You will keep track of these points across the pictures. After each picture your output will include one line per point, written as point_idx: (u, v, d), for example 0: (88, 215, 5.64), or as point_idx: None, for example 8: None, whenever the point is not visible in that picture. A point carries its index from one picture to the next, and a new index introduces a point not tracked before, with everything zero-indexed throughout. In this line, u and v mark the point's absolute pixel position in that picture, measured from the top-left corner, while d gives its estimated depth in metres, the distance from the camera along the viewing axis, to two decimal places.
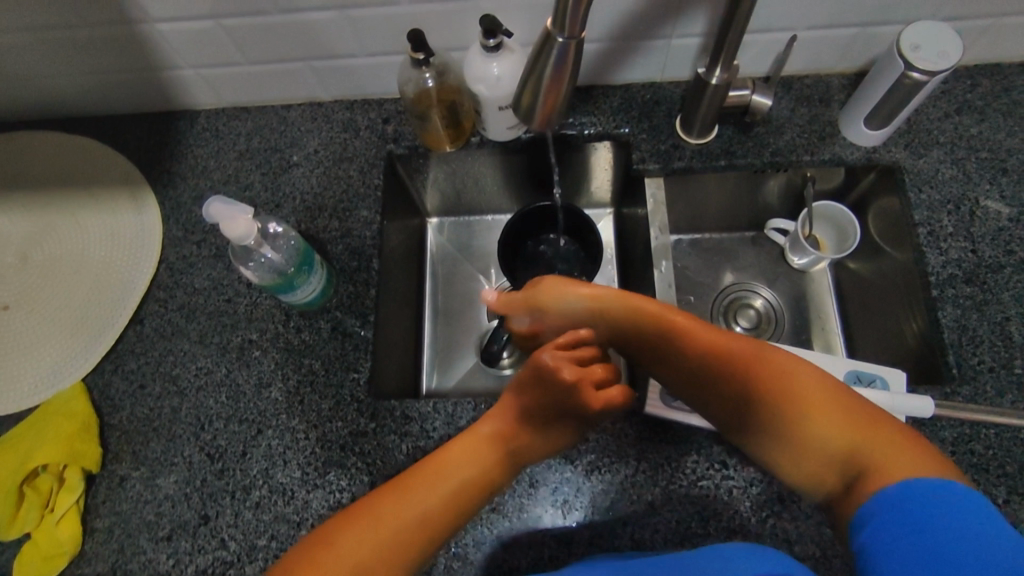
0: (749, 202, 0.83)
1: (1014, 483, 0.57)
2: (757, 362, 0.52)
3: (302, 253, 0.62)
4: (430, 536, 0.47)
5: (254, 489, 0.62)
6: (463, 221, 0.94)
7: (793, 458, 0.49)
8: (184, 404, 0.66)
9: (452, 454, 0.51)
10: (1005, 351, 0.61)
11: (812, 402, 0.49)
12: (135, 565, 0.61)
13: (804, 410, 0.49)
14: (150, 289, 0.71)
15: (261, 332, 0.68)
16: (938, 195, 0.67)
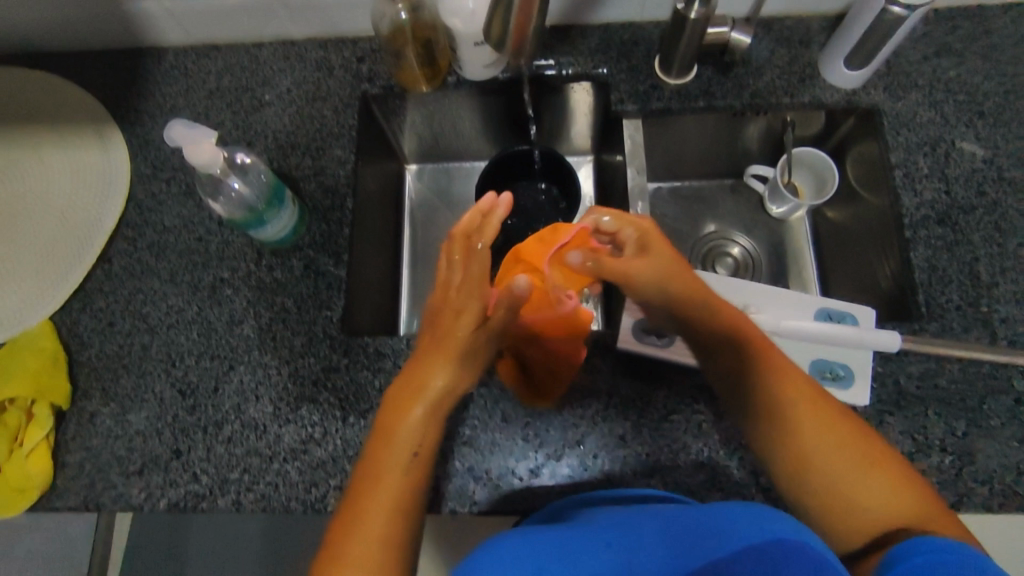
0: (729, 148, 0.83)
1: (974, 417, 0.58)
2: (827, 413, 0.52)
3: (273, 187, 0.61)
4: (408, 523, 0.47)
5: (226, 424, 0.62)
6: (443, 168, 0.93)
7: (808, 473, 0.50)
8: (154, 341, 0.65)
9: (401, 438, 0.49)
10: (972, 290, 0.62)
11: (845, 434, 0.51)
12: (107, 499, 0.61)
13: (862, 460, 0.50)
14: (119, 227, 0.70)
15: (232, 270, 0.67)
16: (915, 137, 0.67)
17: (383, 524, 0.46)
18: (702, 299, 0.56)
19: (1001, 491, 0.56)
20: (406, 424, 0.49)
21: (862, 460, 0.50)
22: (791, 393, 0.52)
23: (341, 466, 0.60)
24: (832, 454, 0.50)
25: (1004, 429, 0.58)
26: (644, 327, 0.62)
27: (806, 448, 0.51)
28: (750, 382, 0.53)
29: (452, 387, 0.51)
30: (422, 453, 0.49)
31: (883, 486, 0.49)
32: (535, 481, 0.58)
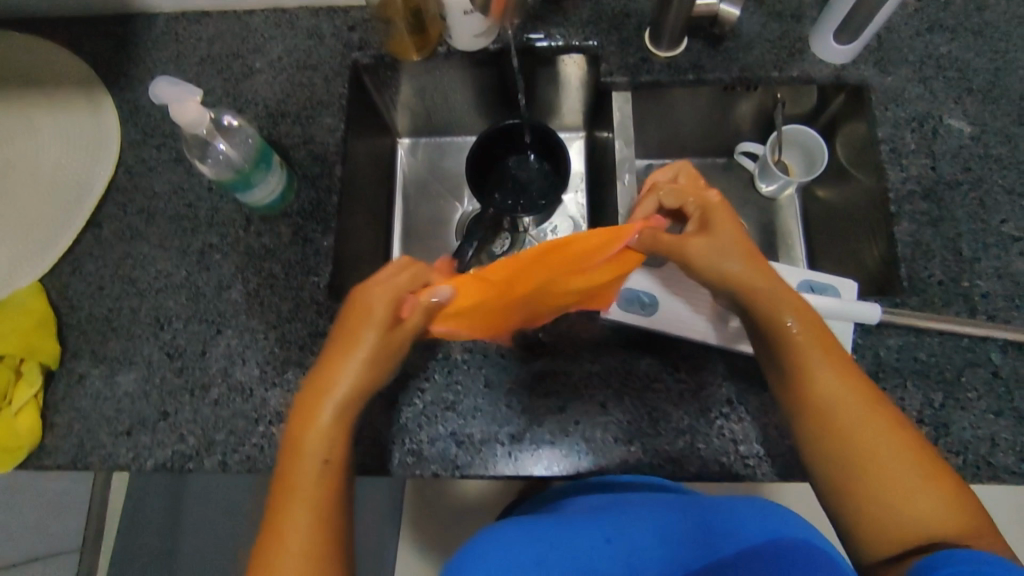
0: (720, 125, 0.83)
1: (951, 389, 0.59)
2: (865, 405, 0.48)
3: (260, 151, 0.62)
4: (331, 521, 0.47)
5: (213, 386, 0.63)
6: (436, 142, 0.93)
7: (847, 477, 0.47)
8: (143, 305, 0.66)
9: (309, 441, 0.49)
10: (954, 265, 0.62)
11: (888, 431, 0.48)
12: (95, 458, 0.62)
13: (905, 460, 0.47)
14: (109, 192, 0.70)
15: (221, 236, 0.67)
16: (904, 113, 0.67)
17: (302, 533, 0.46)
18: (765, 286, 0.52)
19: (974, 462, 0.57)
20: (309, 433, 0.49)
21: (916, 472, 0.46)
22: (846, 395, 0.49)
23: None
24: (881, 463, 0.47)
25: (979, 401, 0.59)
26: (626, 296, 0.64)
27: (856, 454, 0.47)
28: (805, 378, 0.50)
29: (365, 386, 0.51)
30: (333, 460, 0.49)
31: (929, 497, 0.46)
32: (518, 446, 0.60)
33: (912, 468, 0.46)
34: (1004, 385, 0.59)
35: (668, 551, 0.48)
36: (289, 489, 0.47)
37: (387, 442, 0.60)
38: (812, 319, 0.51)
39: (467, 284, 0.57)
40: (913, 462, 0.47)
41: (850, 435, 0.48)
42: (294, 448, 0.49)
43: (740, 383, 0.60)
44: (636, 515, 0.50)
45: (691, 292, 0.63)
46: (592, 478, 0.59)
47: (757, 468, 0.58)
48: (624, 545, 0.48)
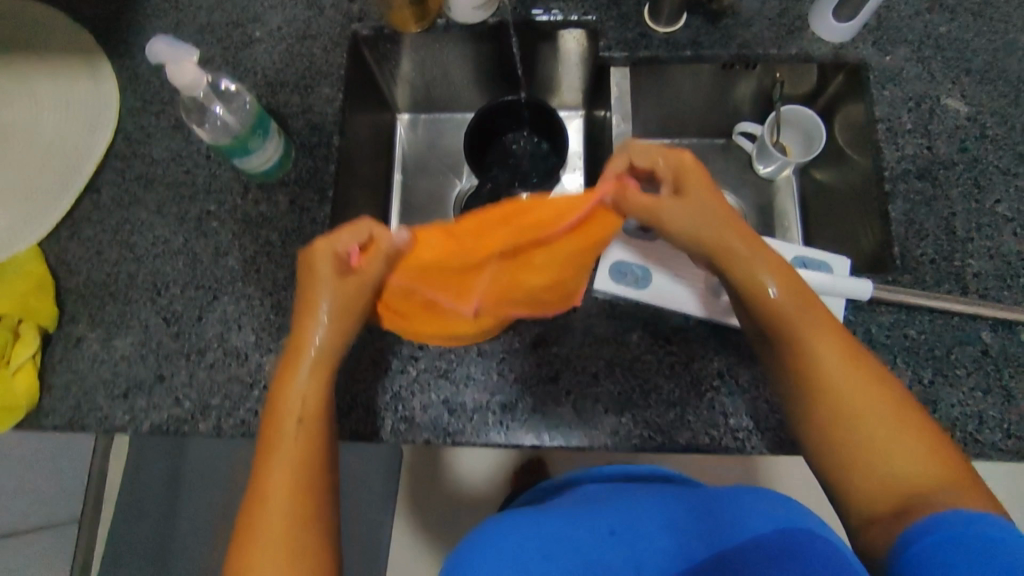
0: (720, 104, 0.83)
1: (940, 366, 0.59)
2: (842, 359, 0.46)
3: (257, 118, 0.63)
4: (309, 483, 0.46)
5: (209, 351, 0.63)
6: (436, 119, 0.93)
7: (824, 439, 0.46)
8: (140, 271, 0.66)
9: (287, 399, 0.49)
10: (947, 244, 0.62)
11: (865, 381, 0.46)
12: (92, 419, 0.63)
13: (884, 411, 0.44)
14: (107, 158, 0.70)
15: (219, 203, 0.68)
16: (901, 93, 0.67)
17: (280, 497, 0.45)
18: (738, 249, 0.50)
19: (961, 439, 0.57)
20: (285, 396, 0.49)
21: (898, 431, 0.44)
22: (832, 358, 0.46)
23: None
24: (860, 425, 0.44)
25: (968, 379, 0.59)
26: (620, 270, 0.64)
27: (833, 409, 0.45)
28: (782, 333, 0.48)
29: (335, 344, 0.51)
30: (307, 419, 0.48)
31: (908, 447, 0.43)
32: (510, 415, 0.60)
33: (896, 428, 0.44)
34: (993, 363, 0.59)
35: (674, 542, 0.40)
36: (269, 449, 0.47)
37: (380, 409, 0.61)
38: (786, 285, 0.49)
39: (429, 237, 0.53)
40: (899, 425, 0.44)
41: (832, 397, 0.45)
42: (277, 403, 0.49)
43: (731, 357, 0.61)
44: (640, 503, 0.44)
45: (683, 269, 0.63)
46: (582, 448, 0.60)
47: (746, 441, 0.59)
48: (630, 538, 0.40)
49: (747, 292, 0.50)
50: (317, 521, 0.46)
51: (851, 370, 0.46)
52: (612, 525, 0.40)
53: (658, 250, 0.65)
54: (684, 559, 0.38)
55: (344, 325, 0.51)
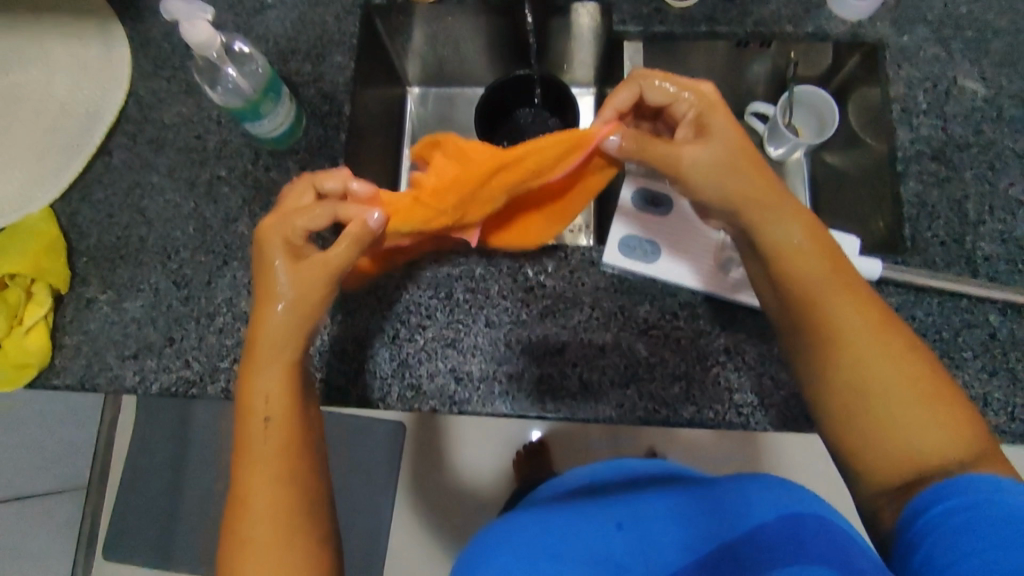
0: (733, 84, 0.82)
1: (947, 348, 0.59)
2: (865, 315, 0.44)
3: (269, 83, 0.63)
4: (298, 479, 0.43)
5: (218, 315, 0.64)
6: (446, 93, 0.92)
7: (845, 405, 0.43)
8: (151, 234, 0.67)
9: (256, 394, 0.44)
10: (958, 226, 0.62)
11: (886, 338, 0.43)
12: (103, 379, 0.63)
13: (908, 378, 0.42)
14: (119, 122, 0.70)
15: (230, 169, 0.68)
16: (917, 73, 0.67)
17: (264, 500, 0.42)
18: (762, 194, 0.48)
19: None
20: (250, 403, 0.44)
21: (926, 394, 0.42)
22: (858, 319, 0.44)
23: (327, 361, 0.62)
24: (886, 388, 0.42)
25: (975, 361, 0.59)
26: (629, 244, 0.64)
27: (850, 369, 0.43)
28: (806, 289, 0.46)
29: (300, 317, 0.45)
30: (275, 417, 0.44)
31: (931, 417, 0.41)
32: (517, 387, 0.61)
33: (923, 391, 0.42)
34: (1001, 347, 0.59)
35: (683, 532, 0.45)
36: (245, 456, 0.43)
37: (388, 376, 0.61)
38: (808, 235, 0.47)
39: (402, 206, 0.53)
40: (922, 389, 0.42)
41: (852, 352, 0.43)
42: (245, 406, 0.44)
43: (739, 334, 0.61)
44: (648, 501, 0.49)
45: (694, 249, 0.63)
46: (587, 419, 0.61)
47: (750, 417, 0.59)
48: (637, 533, 0.46)
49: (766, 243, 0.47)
50: (304, 515, 0.43)
51: (869, 325, 0.44)
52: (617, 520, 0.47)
53: (674, 227, 0.65)
54: (690, 550, 0.44)
55: (311, 305, 0.46)
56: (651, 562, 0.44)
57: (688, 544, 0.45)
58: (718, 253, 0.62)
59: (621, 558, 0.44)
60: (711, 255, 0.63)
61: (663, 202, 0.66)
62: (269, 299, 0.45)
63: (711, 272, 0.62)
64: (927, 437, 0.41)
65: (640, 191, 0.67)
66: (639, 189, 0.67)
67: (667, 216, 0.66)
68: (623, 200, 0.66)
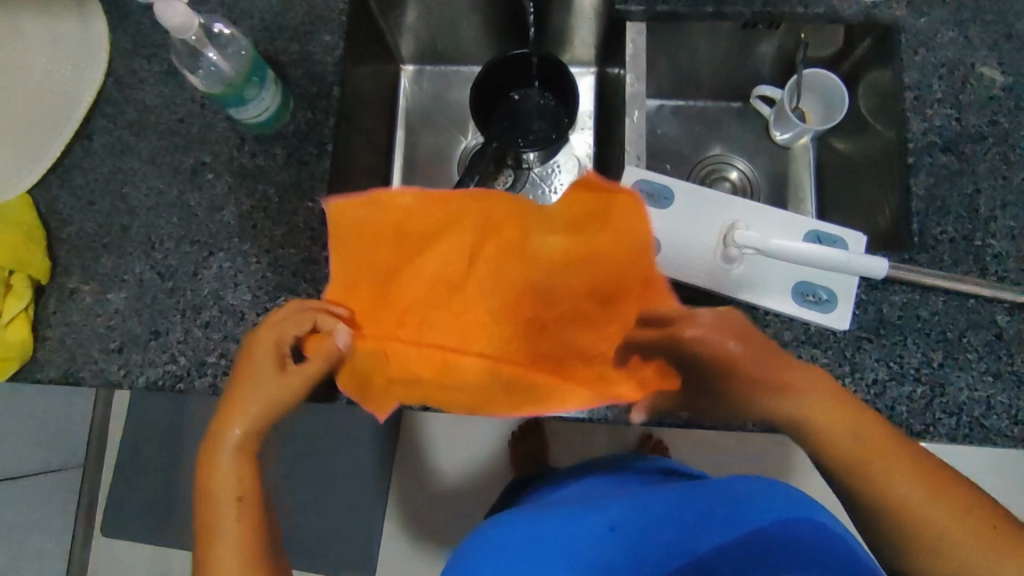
0: (737, 65, 0.81)
1: (951, 348, 0.58)
2: (868, 462, 0.50)
3: (252, 65, 0.61)
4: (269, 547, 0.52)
5: (204, 308, 0.62)
6: (441, 72, 0.89)
7: (890, 523, 0.50)
8: (134, 223, 0.64)
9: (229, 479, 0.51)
10: (969, 223, 0.60)
11: (880, 437, 0.51)
12: (87, 373, 0.61)
13: (869, 462, 0.50)
14: (97, 103, 0.67)
15: (214, 155, 0.65)
16: (933, 58, 0.64)
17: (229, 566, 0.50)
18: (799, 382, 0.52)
19: (967, 424, 0.56)
20: (212, 470, 0.51)
21: (933, 493, 0.50)
22: (915, 483, 0.50)
23: None
24: (900, 503, 0.50)
25: (979, 362, 0.57)
26: None
27: (873, 478, 0.50)
28: (828, 443, 0.51)
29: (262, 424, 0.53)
30: (244, 499, 0.51)
31: (949, 511, 0.50)
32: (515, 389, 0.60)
33: (924, 494, 0.50)
34: (1007, 348, 0.58)
35: (680, 533, 0.45)
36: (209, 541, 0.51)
37: None
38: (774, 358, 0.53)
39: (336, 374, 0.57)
40: (928, 487, 0.50)
41: (872, 479, 0.50)
42: (203, 501, 0.52)
43: None
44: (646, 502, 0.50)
45: (693, 246, 0.63)
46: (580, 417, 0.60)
47: (749, 417, 0.58)
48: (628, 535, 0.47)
49: (807, 421, 0.52)
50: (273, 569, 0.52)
51: (869, 450, 0.50)
52: (610, 522, 0.48)
53: (665, 224, 0.65)
54: (684, 552, 0.45)
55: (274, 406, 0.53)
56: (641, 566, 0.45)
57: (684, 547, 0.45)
58: (722, 240, 0.62)
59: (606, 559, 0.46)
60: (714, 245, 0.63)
61: (662, 195, 0.65)
62: (247, 398, 0.53)
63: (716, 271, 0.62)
64: (956, 530, 0.49)
65: (639, 183, 0.65)
66: (639, 181, 0.65)
67: (666, 210, 0.65)
68: None
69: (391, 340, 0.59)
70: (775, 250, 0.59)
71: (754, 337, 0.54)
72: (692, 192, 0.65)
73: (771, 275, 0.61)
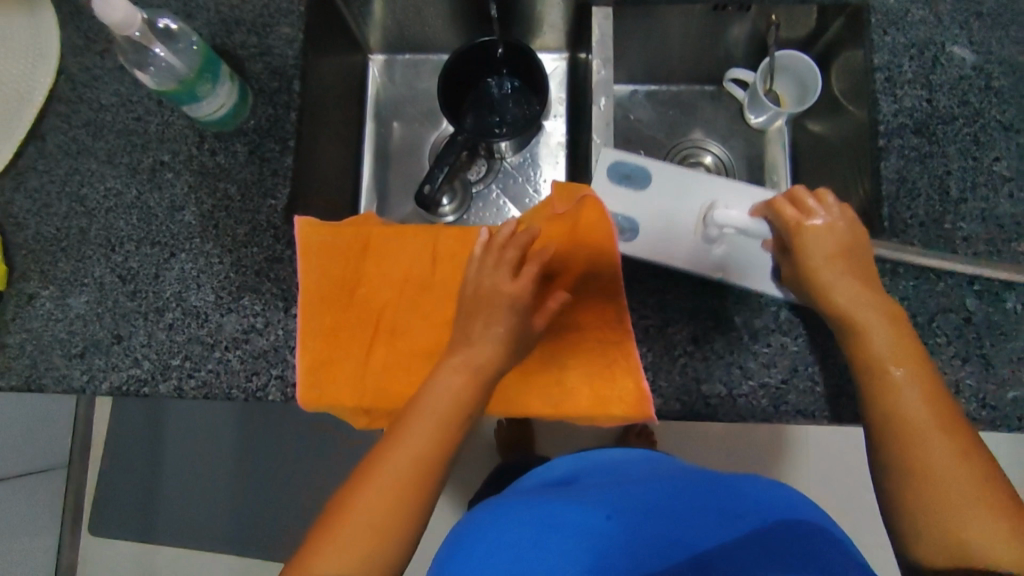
0: (709, 49, 0.79)
1: (920, 333, 0.57)
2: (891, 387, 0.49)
3: (205, 60, 0.59)
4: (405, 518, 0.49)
5: (167, 311, 0.61)
6: (412, 62, 0.88)
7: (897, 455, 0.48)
8: (92, 225, 0.63)
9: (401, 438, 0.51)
10: (939, 205, 0.59)
11: (917, 364, 0.49)
12: (49, 380, 0.60)
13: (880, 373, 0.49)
14: (50, 103, 0.65)
15: (172, 153, 0.64)
16: (904, 38, 0.62)
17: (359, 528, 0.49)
18: (864, 292, 0.51)
19: None
20: (390, 452, 0.51)
21: (939, 428, 0.47)
22: (916, 404, 0.48)
23: (283, 356, 0.60)
24: (903, 415, 0.48)
25: (949, 347, 0.57)
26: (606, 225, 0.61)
27: (898, 416, 0.48)
28: (876, 356, 0.50)
29: (438, 397, 0.52)
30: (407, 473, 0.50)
31: (947, 449, 0.47)
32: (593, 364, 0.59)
33: (927, 417, 0.48)
34: (976, 331, 0.57)
35: (671, 531, 0.47)
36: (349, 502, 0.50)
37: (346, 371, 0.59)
38: (863, 282, 0.52)
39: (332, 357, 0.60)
40: (935, 422, 0.48)
41: (903, 413, 0.48)
42: (361, 473, 0.51)
43: (705, 320, 0.59)
44: (642, 491, 0.50)
45: (669, 228, 0.60)
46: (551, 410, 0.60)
47: (719, 408, 0.57)
48: (625, 522, 0.48)
49: (858, 334, 0.51)
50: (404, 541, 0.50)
51: (913, 377, 0.49)
52: (608, 510, 0.48)
53: (641, 205, 0.61)
54: (682, 546, 0.46)
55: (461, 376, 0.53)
56: (639, 556, 0.46)
57: (676, 540, 0.47)
58: (702, 220, 0.58)
59: (605, 547, 0.47)
60: (692, 225, 0.59)
61: (640, 176, 0.61)
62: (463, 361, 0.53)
63: (693, 253, 0.59)
64: (949, 470, 0.46)
65: (616, 164, 0.61)
66: (615, 162, 0.61)
67: (644, 192, 0.61)
68: (596, 179, 0.62)
69: (360, 364, 0.60)
70: (755, 233, 0.56)
71: (854, 250, 0.53)
72: (671, 168, 0.60)
73: (750, 254, 0.58)
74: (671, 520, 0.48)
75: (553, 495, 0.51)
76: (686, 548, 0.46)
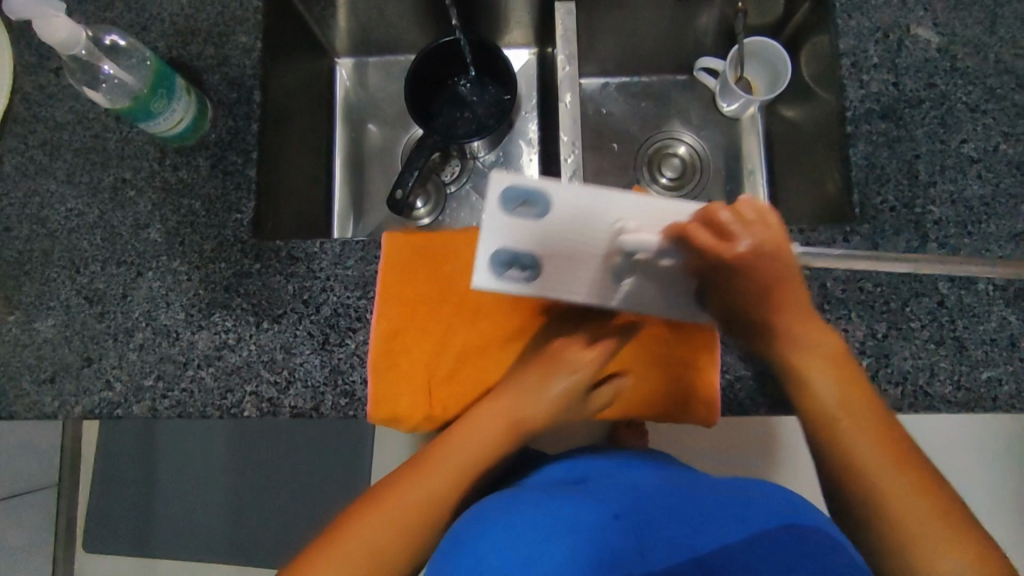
0: (677, 37, 0.79)
1: (895, 319, 0.57)
2: (836, 431, 0.48)
3: (159, 75, 0.58)
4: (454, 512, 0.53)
5: (137, 331, 0.60)
6: (378, 64, 0.86)
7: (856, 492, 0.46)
8: (56, 247, 0.62)
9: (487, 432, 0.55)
10: (908, 190, 0.59)
11: (861, 402, 0.49)
12: (19, 407, 0.59)
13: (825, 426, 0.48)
14: (5, 123, 0.64)
15: (134, 170, 0.63)
16: (868, 22, 0.62)
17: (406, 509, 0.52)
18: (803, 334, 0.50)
19: (912, 392, 0.56)
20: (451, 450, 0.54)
21: (895, 465, 0.46)
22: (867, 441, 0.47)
23: (255, 371, 0.59)
24: (855, 457, 0.47)
25: (923, 331, 0.57)
26: (503, 261, 0.49)
27: (844, 455, 0.47)
28: (816, 398, 0.49)
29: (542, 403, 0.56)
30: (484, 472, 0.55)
31: (906, 487, 0.45)
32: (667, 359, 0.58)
33: (883, 461, 0.46)
34: (949, 314, 0.57)
35: (682, 533, 0.45)
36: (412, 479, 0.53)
37: (320, 385, 0.58)
38: (791, 317, 0.51)
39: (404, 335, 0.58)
40: (888, 459, 0.47)
41: (847, 453, 0.47)
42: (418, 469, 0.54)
43: None
44: (651, 498, 0.49)
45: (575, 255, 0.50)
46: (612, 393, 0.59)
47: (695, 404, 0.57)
48: (633, 523, 0.46)
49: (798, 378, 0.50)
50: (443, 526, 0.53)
51: (861, 420, 0.48)
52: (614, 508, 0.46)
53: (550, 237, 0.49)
54: (688, 548, 0.44)
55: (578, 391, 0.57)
56: (649, 556, 0.44)
57: (690, 545, 0.44)
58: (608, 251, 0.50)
59: (610, 544, 0.44)
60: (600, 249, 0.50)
61: (538, 199, 0.49)
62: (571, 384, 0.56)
63: (600, 286, 0.51)
64: (909, 508, 0.45)
65: (509, 190, 0.48)
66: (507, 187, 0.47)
67: (543, 218, 0.49)
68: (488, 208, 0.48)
69: (432, 350, 0.59)
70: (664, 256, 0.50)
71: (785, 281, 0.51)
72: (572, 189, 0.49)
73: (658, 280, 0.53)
74: (690, 526, 0.45)
75: (563, 493, 0.50)
76: (698, 553, 0.43)
